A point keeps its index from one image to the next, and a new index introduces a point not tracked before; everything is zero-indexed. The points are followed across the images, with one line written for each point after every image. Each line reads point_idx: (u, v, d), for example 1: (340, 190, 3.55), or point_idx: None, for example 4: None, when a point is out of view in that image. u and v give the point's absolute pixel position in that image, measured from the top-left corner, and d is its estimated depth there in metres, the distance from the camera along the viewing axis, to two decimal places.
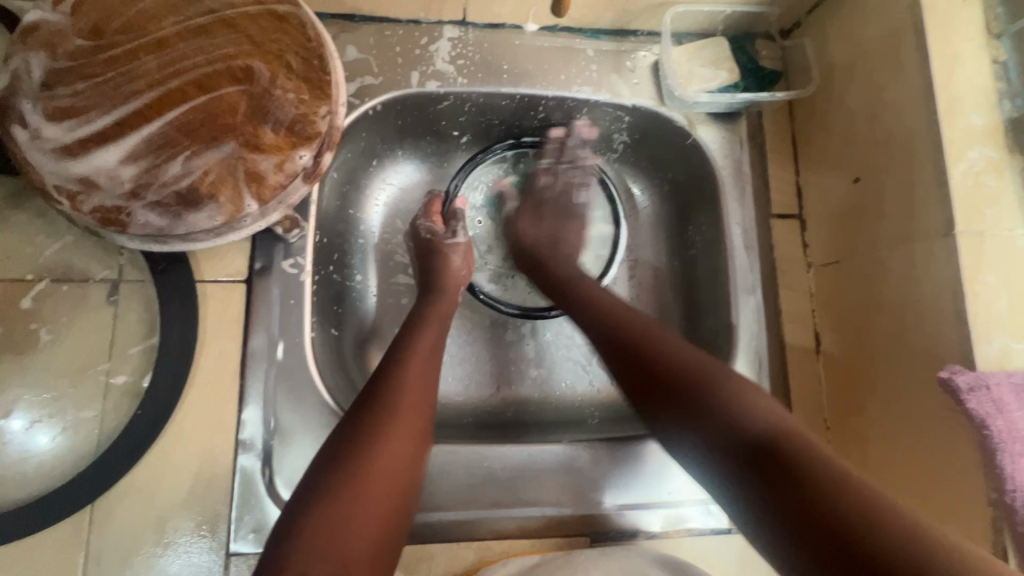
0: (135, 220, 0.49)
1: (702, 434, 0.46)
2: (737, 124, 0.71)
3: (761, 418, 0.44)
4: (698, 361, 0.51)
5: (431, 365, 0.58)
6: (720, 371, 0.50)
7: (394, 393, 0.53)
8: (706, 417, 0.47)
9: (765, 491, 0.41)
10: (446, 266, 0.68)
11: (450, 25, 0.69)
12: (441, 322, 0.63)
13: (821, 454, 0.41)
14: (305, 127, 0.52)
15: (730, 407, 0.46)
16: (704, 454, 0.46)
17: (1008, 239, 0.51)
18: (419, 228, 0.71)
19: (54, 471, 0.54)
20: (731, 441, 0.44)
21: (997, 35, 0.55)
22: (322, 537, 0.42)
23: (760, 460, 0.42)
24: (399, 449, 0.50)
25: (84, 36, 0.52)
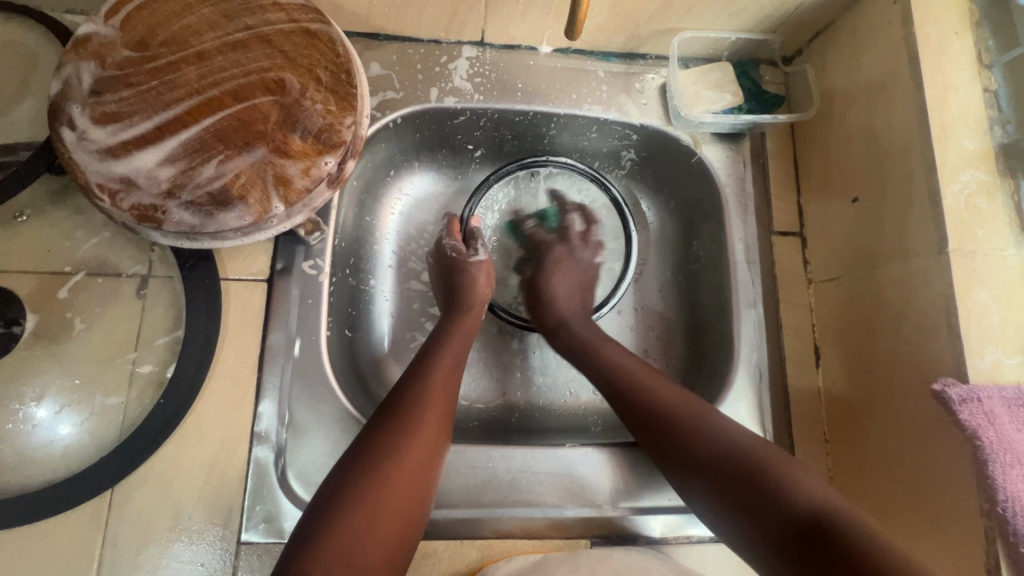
0: (170, 218, 0.52)
1: (707, 482, 0.50)
2: (740, 144, 0.74)
3: (751, 457, 0.49)
4: (696, 406, 0.55)
5: (453, 381, 0.61)
6: (711, 411, 0.54)
7: (417, 406, 0.56)
8: (703, 457, 0.51)
9: (757, 525, 0.46)
10: (473, 286, 0.69)
11: (468, 46, 0.73)
12: (466, 340, 0.65)
13: (802, 492, 0.45)
14: (331, 136, 0.55)
15: (724, 449, 0.50)
16: (709, 498, 0.50)
17: (999, 258, 0.53)
18: (444, 248, 0.72)
19: (78, 456, 0.56)
20: (736, 485, 0.48)
21: (988, 65, 0.58)
22: (348, 533, 0.46)
23: (762, 504, 0.46)
24: (419, 460, 0.52)
25: (131, 47, 0.56)
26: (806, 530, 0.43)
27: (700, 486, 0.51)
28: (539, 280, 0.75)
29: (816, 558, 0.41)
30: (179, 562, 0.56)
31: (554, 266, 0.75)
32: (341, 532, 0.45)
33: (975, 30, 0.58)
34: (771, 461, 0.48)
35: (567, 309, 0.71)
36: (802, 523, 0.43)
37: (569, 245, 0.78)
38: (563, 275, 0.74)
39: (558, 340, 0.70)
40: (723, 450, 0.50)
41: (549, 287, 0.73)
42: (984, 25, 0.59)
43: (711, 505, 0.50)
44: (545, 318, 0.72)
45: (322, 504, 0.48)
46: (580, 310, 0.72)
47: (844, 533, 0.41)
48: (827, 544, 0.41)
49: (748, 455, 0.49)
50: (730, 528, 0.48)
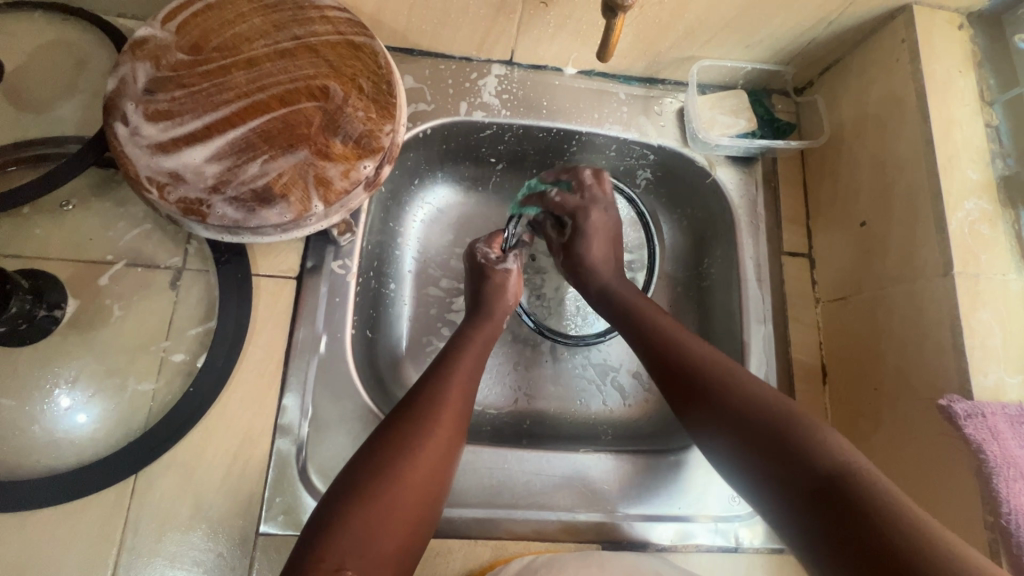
0: (214, 212, 0.54)
1: (730, 435, 0.51)
2: (753, 167, 0.78)
3: (776, 415, 0.49)
4: (727, 366, 0.55)
5: (471, 382, 0.60)
6: (743, 373, 0.54)
7: (434, 405, 0.55)
8: (726, 415, 0.52)
9: (788, 482, 0.46)
10: (501, 292, 0.71)
11: (497, 64, 0.77)
12: (485, 344, 0.66)
13: (820, 447, 0.46)
14: (370, 141, 0.58)
15: (749, 407, 0.51)
16: (728, 450, 0.51)
17: (1001, 282, 0.56)
18: (476, 253, 0.74)
19: (106, 438, 0.58)
20: (758, 440, 0.49)
21: (990, 102, 0.62)
22: (362, 533, 0.46)
23: (777, 459, 0.47)
24: (433, 458, 0.52)
25: (185, 51, 0.59)
26: (817, 483, 0.44)
27: (721, 438, 0.52)
28: (576, 247, 0.73)
29: (823, 510, 0.42)
30: (197, 551, 0.57)
31: (591, 232, 0.73)
32: (353, 529, 0.46)
33: (976, 70, 0.63)
34: (794, 418, 0.49)
35: (610, 277, 0.70)
36: (816, 478, 0.44)
37: (605, 208, 0.74)
38: (598, 240, 0.73)
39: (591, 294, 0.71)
40: (748, 410, 0.51)
41: (588, 253, 0.72)
42: (985, 66, 0.63)
43: (728, 458, 0.51)
44: (591, 283, 0.71)
45: (337, 501, 0.48)
46: (613, 271, 0.71)
47: (854, 487, 0.42)
48: (835, 499, 0.42)
49: (770, 413, 0.50)
50: (746, 479, 0.49)
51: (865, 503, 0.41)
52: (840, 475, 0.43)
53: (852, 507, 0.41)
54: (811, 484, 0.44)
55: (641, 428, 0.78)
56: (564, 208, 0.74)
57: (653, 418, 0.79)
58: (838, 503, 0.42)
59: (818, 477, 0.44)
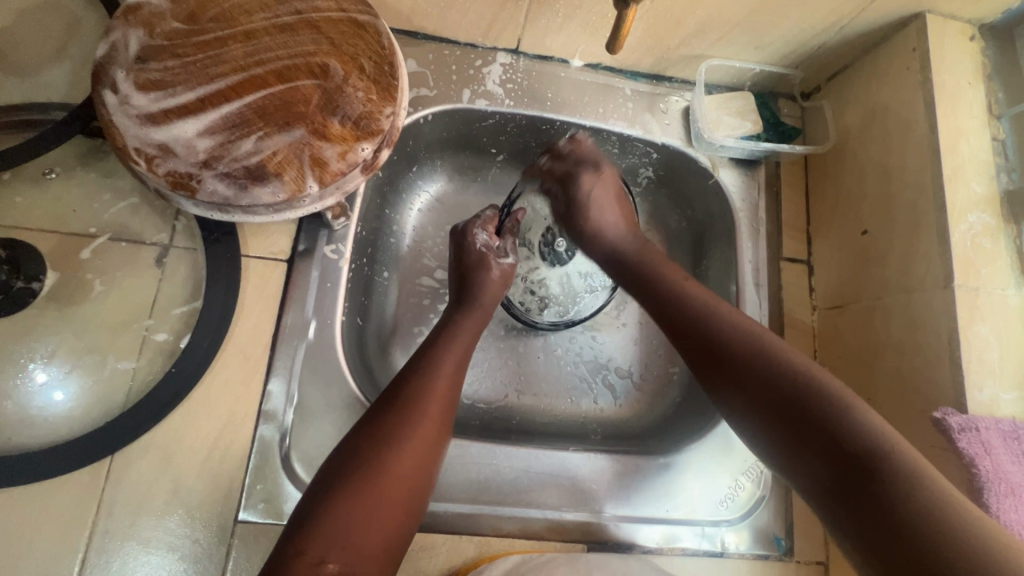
0: (204, 188, 0.52)
1: (764, 412, 0.48)
2: (756, 170, 0.77)
3: (807, 382, 0.47)
4: (761, 339, 0.52)
5: (457, 375, 0.59)
6: (772, 339, 0.52)
7: (422, 395, 0.54)
8: (757, 391, 0.49)
9: (815, 450, 0.44)
10: (486, 282, 0.69)
11: (503, 52, 0.75)
12: (473, 336, 0.64)
13: (864, 424, 0.43)
14: (369, 123, 0.56)
15: (779, 373, 0.49)
16: (761, 428, 0.49)
17: (1001, 296, 0.56)
18: (474, 239, 0.71)
19: (82, 418, 0.56)
20: (791, 418, 0.46)
21: (998, 116, 0.62)
22: (345, 527, 0.45)
23: (811, 438, 0.45)
24: (420, 451, 0.51)
25: (180, 20, 0.57)
26: (854, 464, 0.42)
27: (754, 416, 0.49)
28: (576, 206, 0.72)
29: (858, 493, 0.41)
30: (172, 537, 0.55)
31: (589, 192, 0.71)
32: (335, 524, 0.44)
33: (986, 82, 0.62)
34: (835, 397, 0.46)
35: (617, 239, 0.69)
36: (847, 446, 0.43)
37: (595, 168, 0.72)
38: (604, 205, 0.71)
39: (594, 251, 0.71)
40: (782, 386, 0.48)
41: (595, 218, 0.71)
42: (995, 79, 0.63)
43: (763, 435, 0.49)
44: (598, 248, 0.70)
45: (320, 493, 0.47)
46: (624, 232, 0.70)
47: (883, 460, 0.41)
48: (874, 481, 0.40)
49: (806, 390, 0.47)
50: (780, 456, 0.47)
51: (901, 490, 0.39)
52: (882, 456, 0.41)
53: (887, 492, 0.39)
54: (847, 464, 0.42)
55: (631, 429, 0.78)
56: (563, 166, 0.74)
57: (644, 419, 0.78)
58: (873, 488, 0.40)
59: (847, 448, 0.43)
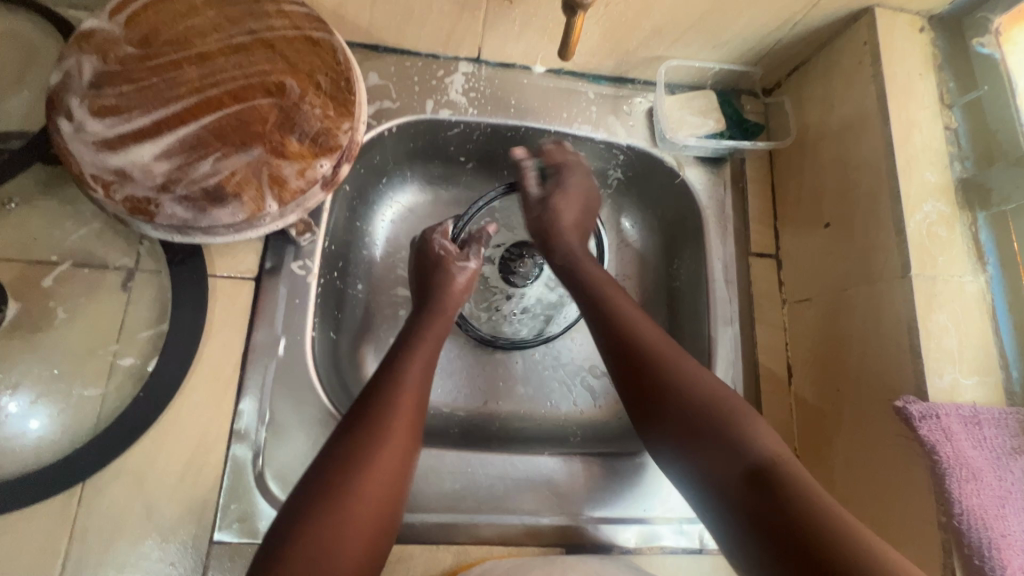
0: (163, 212, 0.52)
1: (675, 435, 0.52)
2: (721, 168, 0.78)
3: (723, 409, 0.52)
4: (681, 360, 0.56)
5: (424, 383, 0.59)
6: (689, 363, 0.56)
7: (390, 408, 0.54)
8: (680, 418, 0.53)
9: (721, 472, 0.49)
10: (447, 285, 0.69)
11: (465, 62, 0.76)
12: (436, 343, 0.63)
13: (754, 438, 0.50)
14: (327, 139, 0.56)
15: (698, 398, 0.53)
16: (675, 454, 0.52)
17: (958, 283, 0.56)
18: (434, 244, 0.72)
19: (51, 447, 0.56)
20: (696, 432, 0.51)
21: (950, 105, 0.62)
22: (321, 543, 0.45)
23: (712, 452, 0.50)
24: (389, 465, 0.51)
25: (134, 44, 0.57)
26: (750, 472, 0.48)
27: (668, 442, 0.53)
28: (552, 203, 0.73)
29: (760, 501, 0.46)
30: (147, 561, 0.55)
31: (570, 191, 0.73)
32: (310, 539, 0.45)
33: (937, 72, 0.63)
34: (736, 411, 0.52)
35: (576, 243, 0.71)
36: (750, 468, 0.48)
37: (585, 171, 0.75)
38: (571, 204, 0.73)
39: (556, 258, 0.71)
40: (691, 403, 0.53)
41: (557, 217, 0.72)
42: (946, 68, 0.64)
43: (675, 460, 0.52)
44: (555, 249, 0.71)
45: (294, 510, 0.47)
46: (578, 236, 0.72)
47: (784, 479, 0.46)
48: (769, 490, 0.46)
49: (712, 411, 0.52)
50: (684, 474, 0.52)
51: (789, 495, 0.45)
52: (772, 464, 0.48)
53: (779, 497, 0.45)
54: (744, 476, 0.48)
55: (610, 429, 0.78)
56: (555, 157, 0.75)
57: (623, 419, 0.79)
58: (768, 495, 0.46)
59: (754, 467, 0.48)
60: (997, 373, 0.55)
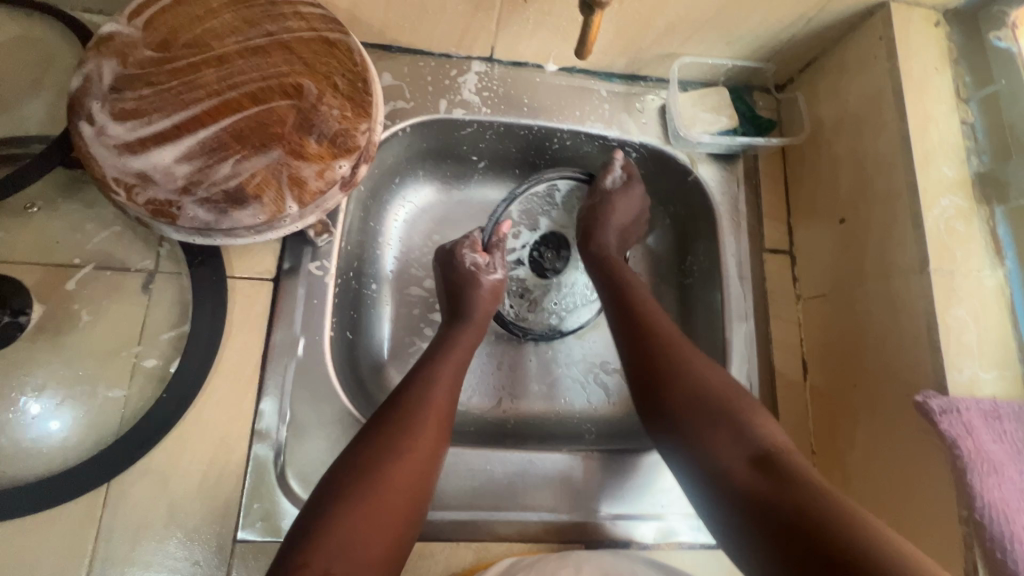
0: (184, 214, 0.53)
1: (680, 423, 0.55)
2: (734, 164, 0.78)
3: (726, 401, 0.54)
4: (691, 356, 0.59)
5: (453, 389, 0.59)
6: (698, 358, 0.59)
7: (420, 408, 0.55)
8: (684, 405, 0.55)
9: (720, 457, 0.51)
10: (477, 296, 0.69)
11: (477, 61, 0.76)
12: (467, 352, 0.65)
13: (757, 427, 0.52)
14: (346, 140, 0.56)
15: (702, 390, 0.55)
16: (680, 446, 0.54)
17: (976, 277, 0.56)
18: (463, 259, 0.71)
19: (75, 448, 0.57)
20: (699, 419, 0.54)
21: (966, 99, 0.62)
22: (345, 542, 0.45)
23: (715, 436, 0.52)
24: (418, 464, 0.52)
25: (153, 48, 0.57)
26: (756, 457, 0.50)
27: (671, 431, 0.55)
28: (601, 206, 0.74)
29: (759, 481, 0.47)
30: (173, 560, 0.56)
31: (620, 193, 0.75)
32: (334, 538, 0.45)
33: (953, 67, 0.63)
34: (737, 401, 0.54)
35: (612, 245, 0.74)
36: (752, 453, 0.50)
37: (625, 179, 0.75)
38: (622, 208, 0.74)
39: (588, 255, 0.74)
40: (697, 393, 0.55)
41: (609, 218, 0.74)
42: (962, 62, 0.63)
43: (679, 451, 0.54)
44: (590, 246, 0.74)
45: (318, 509, 0.47)
46: (618, 238, 0.74)
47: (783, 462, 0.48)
48: (771, 472, 0.48)
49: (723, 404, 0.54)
50: (680, 462, 0.54)
51: (796, 479, 0.46)
52: (773, 451, 0.50)
53: (785, 481, 0.46)
54: (750, 461, 0.49)
55: (625, 426, 0.78)
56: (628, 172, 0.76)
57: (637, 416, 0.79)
58: (775, 478, 0.47)
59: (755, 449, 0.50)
60: (1017, 367, 0.55)
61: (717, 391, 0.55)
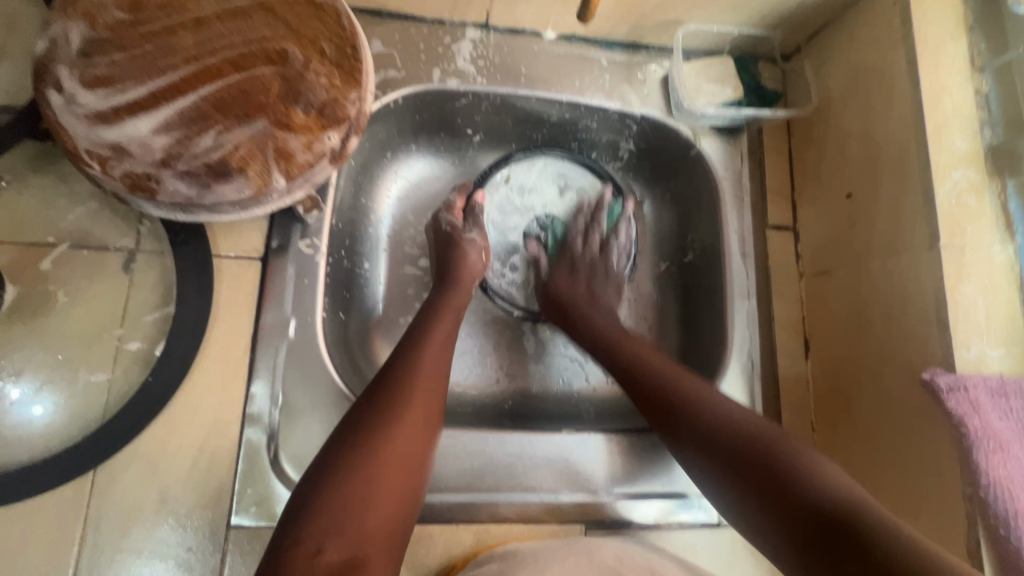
0: (164, 188, 0.50)
1: (730, 471, 0.51)
2: (738, 138, 0.75)
3: (774, 448, 0.50)
4: (720, 405, 0.55)
5: (445, 354, 0.58)
6: (737, 407, 0.55)
7: (407, 377, 0.53)
8: (728, 453, 0.51)
9: (788, 514, 0.46)
10: (464, 260, 0.68)
11: (472, 28, 0.73)
12: (456, 315, 0.63)
13: (818, 477, 0.47)
14: (335, 111, 0.53)
15: (744, 439, 0.51)
16: (728, 493, 0.51)
17: (986, 253, 0.55)
18: (440, 222, 0.72)
19: (58, 433, 0.55)
20: (750, 468, 0.49)
21: (981, 68, 0.60)
22: (342, 515, 0.45)
23: (773, 490, 0.47)
24: (412, 433, 0.50)
25: (124, 9, 0.53)
26: (821, 516, 0.44)
27: (721, 475, 0.51)
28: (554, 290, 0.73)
29: (828, 539, 0.42)
30: (165, 545, 0.54)
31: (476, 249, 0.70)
32: (329, 512, 0.44)
33: (969, 34, 0.60)
34: (791, 451, 0.49)
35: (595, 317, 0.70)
36: (818, 512, 0.44)
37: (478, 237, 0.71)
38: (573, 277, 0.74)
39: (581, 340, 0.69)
40: (742, 443, 0.51)
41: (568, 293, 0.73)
42: (978, 29, 0.61)
43: (732, 497, 0.50)
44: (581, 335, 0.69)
45: (309, 486, 0.46)
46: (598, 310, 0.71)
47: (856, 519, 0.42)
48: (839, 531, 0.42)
49: (761, 440, 0.50)
50: (742, 516, 0.50)
51: (873, 537, 0.41)
52: (844, 502, 0.44)
53: (861, 541, 0.41)
54: (814, 516, 0.44)
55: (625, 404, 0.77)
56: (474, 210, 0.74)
57: None
58: (847, 537, 0.42)
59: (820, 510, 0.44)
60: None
61: (761, 439, 0.51)
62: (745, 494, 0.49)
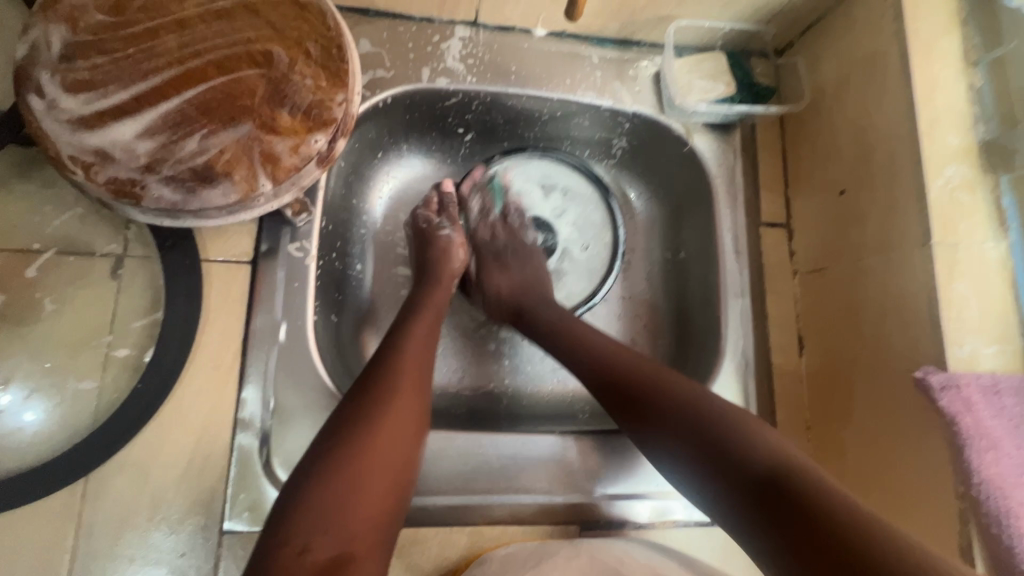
0: (149, 194, 0.49)
1: (682, 443, 0.50)
2: (731, 135, 0.75)
3: (719, 420, 0.49)
4: (675, 380, 0.54)
5: (427, 352, 0.57)
6: (693, 383, 0.54)
7: (391, 376, 0.53)
8: (678, 424, 0.51)
9: (734, 483, 0.45)
10: (444, 258, 0.69)
11: (461, 26, 0.72)
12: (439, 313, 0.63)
13: (762, 446, 0.46)
14: (321, 112, 0.53)
15: (692, 412, 0.51)
16: (680, 465, 0.50)
17: (979, 250, 0.55)
18: (415, 216, 0.72)
19: (48, 441, 0.55)
20: (703, 439, 0.49)
21: (975, 62, 0.59)
22: (326, 513, 0.44)
23: (721, 460, 0.47)
24: (396, 431, 0.50)
25: (106, 12, 0.52)
26: (766, 483, 0.44)
27: (676, 447, 0.50)
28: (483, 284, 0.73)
29: (774, 507, 0.42)
30: (158, 552, 0.54)
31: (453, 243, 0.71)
32: (314, 512, 0.44)
33: (963, 27, 0.59)
34: (737, 422, 0.49)
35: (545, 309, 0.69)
36: (760, 477, 0.44)
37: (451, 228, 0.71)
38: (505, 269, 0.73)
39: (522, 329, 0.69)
40: (696, 417, 0.50)
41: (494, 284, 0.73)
42: (972, 23, 0.60)
43: (682, 469, 0.50)
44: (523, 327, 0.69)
45: (296, 488, 0.46)
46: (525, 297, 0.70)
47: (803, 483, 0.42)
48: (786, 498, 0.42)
49: (714, 419, 0.49)
50: (692, 486, 0.49)
51: (821, 500, 0.41)
52: (788, 469, 0.44)
53: (805, 508, 0.40)
54: (759, 484, 0.44)
55: None
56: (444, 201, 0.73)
57: None
58: (796, 502, 0.41)
59: (761, 478, 0.44)
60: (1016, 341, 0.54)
61: (709, 411, 0.50)
62: (696, 465, 0.48)
